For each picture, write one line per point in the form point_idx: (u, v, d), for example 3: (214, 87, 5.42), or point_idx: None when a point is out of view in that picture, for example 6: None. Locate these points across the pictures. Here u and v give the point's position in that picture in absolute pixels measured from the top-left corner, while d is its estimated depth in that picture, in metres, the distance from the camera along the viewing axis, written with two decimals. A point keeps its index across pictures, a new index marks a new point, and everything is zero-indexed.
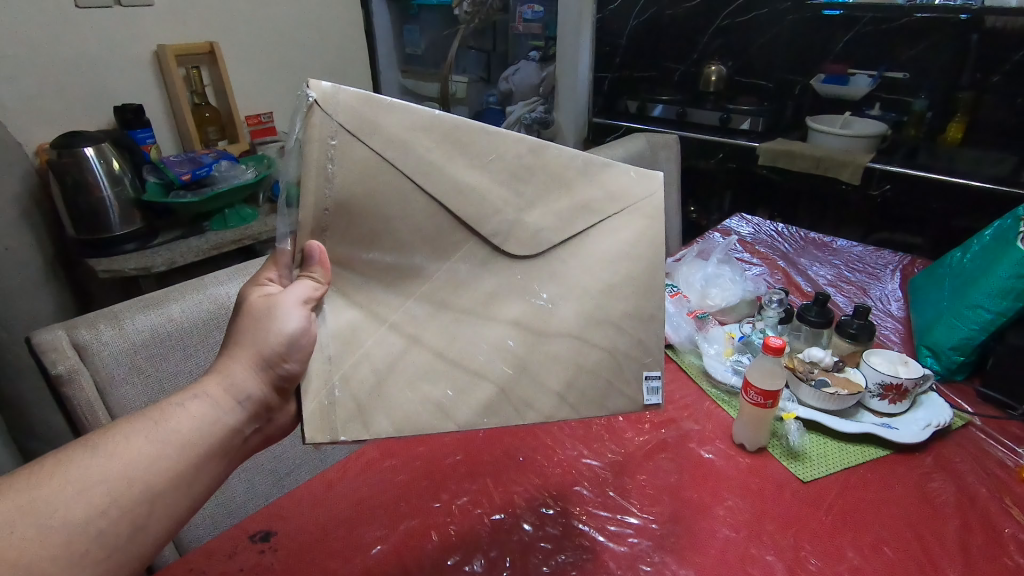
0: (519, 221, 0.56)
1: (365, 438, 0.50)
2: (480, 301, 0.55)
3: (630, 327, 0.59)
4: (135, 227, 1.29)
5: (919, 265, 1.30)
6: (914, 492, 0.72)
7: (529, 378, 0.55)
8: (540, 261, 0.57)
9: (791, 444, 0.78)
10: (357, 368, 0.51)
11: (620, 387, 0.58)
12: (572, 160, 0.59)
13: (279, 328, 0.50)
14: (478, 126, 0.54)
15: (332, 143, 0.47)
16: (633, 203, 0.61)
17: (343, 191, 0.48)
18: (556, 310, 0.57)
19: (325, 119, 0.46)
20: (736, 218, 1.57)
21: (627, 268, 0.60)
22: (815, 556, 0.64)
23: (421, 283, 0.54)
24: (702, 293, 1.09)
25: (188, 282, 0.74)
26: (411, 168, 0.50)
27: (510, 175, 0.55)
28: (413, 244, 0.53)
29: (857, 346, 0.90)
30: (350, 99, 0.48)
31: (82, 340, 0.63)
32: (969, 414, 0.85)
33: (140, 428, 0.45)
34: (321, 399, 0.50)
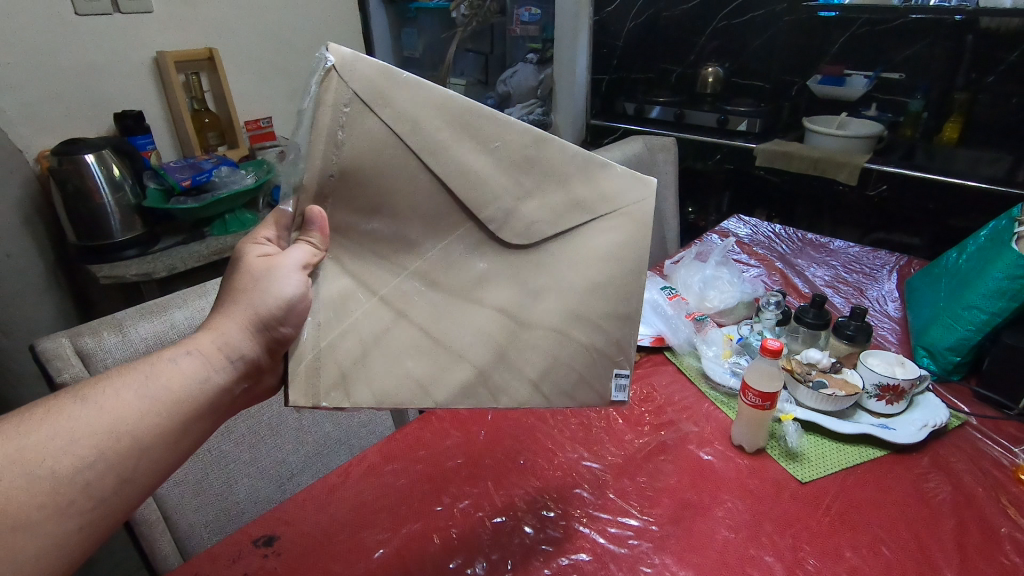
0: (515, 211, 0.57)
1: (344, 406, 0.51)
2: (469, 282, 0.57)
3: (610, 326, 0.60)
4: (135, 233, 1.29)
5: (915, 265, 1.31)
6: (913, 493, 0.72)
7: (507, 365, 0.57)
8: (530, 253, 0.58)
9: (789, 446, 0.79)
10: (343, 338, 0.52)
11: (591, 384, 0.60)
12: (573, 157, 0.59)
13: (276, 291, 0.50)
14: (489, 113, 0.55)
15: (345, 110, 0.49)
16: (633, 206, 0.61)
17: (350, 160, 0.50)
18: (538, 302, 0.58)
19: (341, 84, 0.49)
20: (733, 218, 1.58)
21: (615, 268, 0.60)
22: (813, 556, 0.64)
23: (415, 258, 0.55)
24: (700, 295, 1.10)
25: (191, 287, 0.74)
26: (419, 147, 0.52)
27: (511, 163, 0.56)
28: (411, 220, 0.54)
29: (854, 347, 0.91)
30: (368, 68, 0.50)
31: (86, 347, 0.63)
32: (966, 414, 0.86)
33: (131, 382, 0.46)
34: (308, 360, 0.51)
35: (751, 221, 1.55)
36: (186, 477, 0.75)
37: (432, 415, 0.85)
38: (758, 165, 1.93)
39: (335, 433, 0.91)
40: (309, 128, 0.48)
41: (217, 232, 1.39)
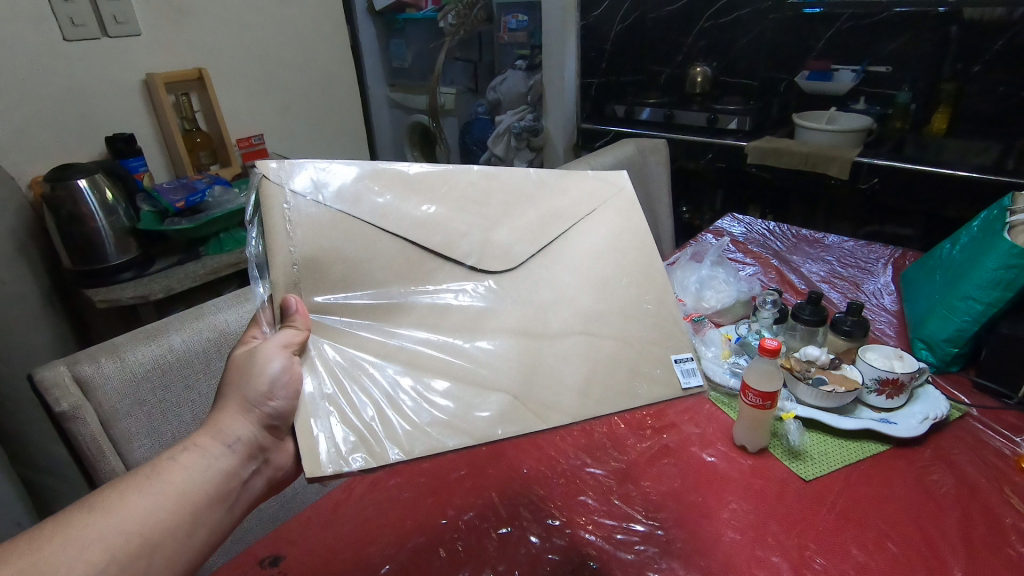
0: (488, 240, 0.61)
1: (371, 466, 0.48)
2: (471, 318, 0.58)
3: (641, 313, 0.64)
4: (130, 256, 1.29)
5: (910, 257, 1.31)
6: (916, 486, 0.73)
7: (544, 384, 0.56)
8: (519, 273, 0.61)
9: (791, 443, 0.79)
10: (354, 400, 0.51)
11: (653, 377, 0.60)
12: (524, 178, 0.67)
13: (260, 372, 0.51)
14: (426, 171, 0.62)
15: (286, 207, 0.53)
16: (598, 203, 0.70)
17: (307, 245, 0.53)
18: (550, 317, 0.60)
19: (276, 187, 0.54)
20: (727, 217, 1.58)
21: (610, 260, 0.66)
22: (820, 554, 0.64)
23: (406, 314, 0.56)
24: (697, 296, 1.10)
25: (188, 310, 0.74)
26: (368, 214, 0.57)
27: (469, 200, 0.62)
28: (388, 279, 0.56)
29: (852, 342, 0.92)
30: (295, 168, 0.55)
31: (85, 374, 0.62)
32: (967, 405, 0.86)
33: (134, 483, 0.46)
34: (316, 435, 0.49)
35: (745, 219, 1.56)
36: None
37: None
38: (749, 163, 1.93)
39: None
40: (261, 231, 0.52)
41: (212, 251, 1.39)
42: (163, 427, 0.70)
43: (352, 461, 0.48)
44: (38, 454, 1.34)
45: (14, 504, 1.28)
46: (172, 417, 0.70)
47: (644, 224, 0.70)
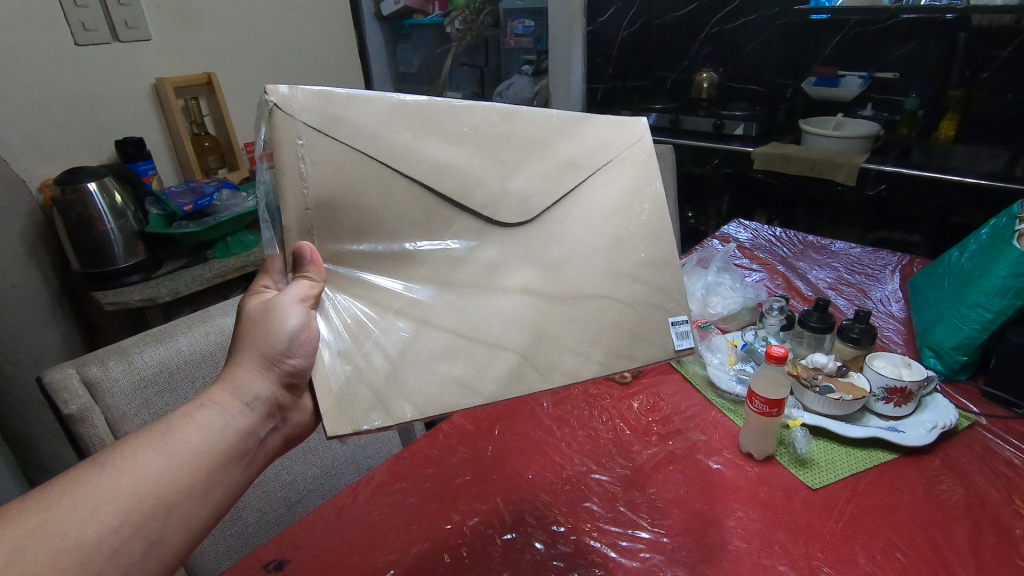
0: (506, 190, 0.61)
1: (388, 424, 0.50)
2: (482, 274, 0.58)
3: (646, 274, 0.66)
4: (138, 259, 1.27)
5: (918, 264, 1.30)
6: (924, 496, 0.72)
7: (550, 345, 0.58)
8: (531, 227, 0.62)
9: (798, 452, 0.79)
10: (370, 358, 0.52)
11: (652, 341, 0.64)
12: (546, 120, 0.65)
13: (278, 328, 0.51)
14: (445, 107, 0.59)
15: (299, 142, 0.51)
16: (617, 152, 0.69)
17: (322, 188, 0.51)
18: (562, 276, 0.61)
19: (289, 119, 0.50)
20: (733, 223, 1.58)
21: (622, 217, 0.67)
22: (827, 564, 0.64)
23: (419, 267, 0.56)
24: (703, 302, 1.09)
25: (195, 313, 0.73)
26: (385, 155, 0.54)
27: (487, 143, 0.61)
28: (403, 229, 0.55)
29: (860, 350, 0.89)
30: (308, 97, 0.52)
31: (93, 377, 0.62)
32: (976, 414, 0.85)
33: (149, 441, 0.46)
34: (335, 393, 0.50)
35: (752, 225, 1.55)
36: None
37: (440, 432, 0.85)
38: (755, 169, 1.93)
39: (343, 455, 0.88)
40: (273, 168, 0.50)
41: (218, 254, 1.37)
42: None
43: (371, 420, 0.50)
44: (46, 456, 1.35)
45: None
46: None
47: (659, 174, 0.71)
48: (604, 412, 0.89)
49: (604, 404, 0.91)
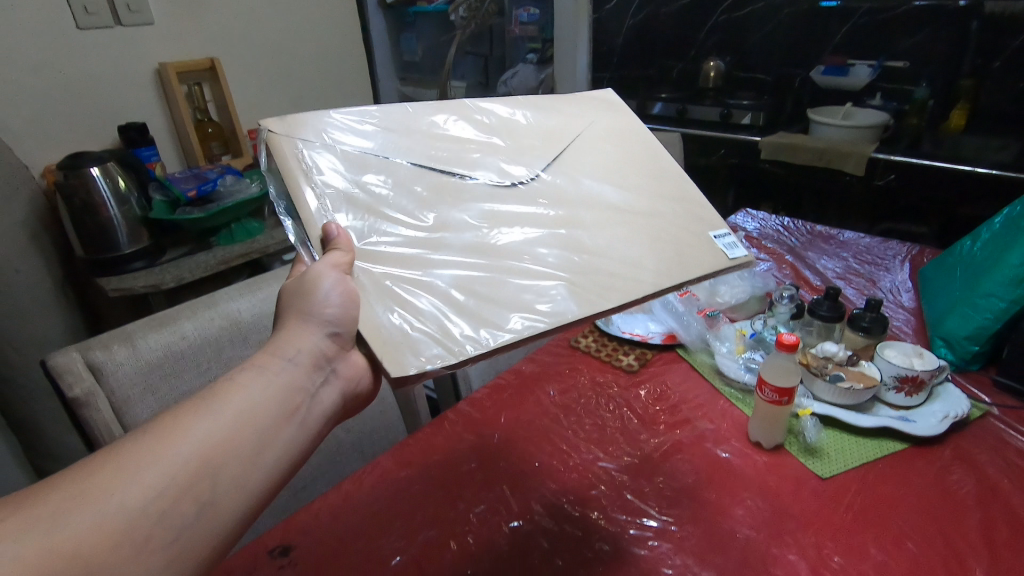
0: (502, 162, 0.67)
1: (451, 360, 0.50)
2: (505, 229, 0.61)
3: (666, 204, 0.70)
4: (142, 245, 1.22)
5: (928, 254, 1.29)
6: (935, 486, 0.71)
7: (599, 271, 0.60)
8: (539, 185, 0.66)
9: (808, 441, 0.78)
10: (420, 305, 0.53)
11: (698, 253, 0.66)
12: (519, 107, 0.73)
13: (314, 289, 0.51)
14: (426, 109, 0.67)
15: (300, 148, 0.57)
16: (591, 122, 0.76)
17: (332, 180, 0.57)
18: (583, 220, 0.65)
19: (285, 134, 0.57)
20: (740, 212, 1.56)
21: (621, 165, 0.72)
22: (837, 553, 0.63)
23: (445, 227, 0.60)
24: (711, 291, 1.08)
25: (199, 298, 0.72)
26: (383, 149, 0.61)
27: (474, 130, 0.68)
28: (421, 199, 0.60)
29: (870, 340, 0.88)
30: (299, 116, 0.60)
31: (97, 361, 0.61)
32: (987, 404, 0.84)
33: (194, 405, 0.45)
34: (390, 335, 0.50)
35: (759, 215, 1.54)
36: None
37: (446, 420, 0.84)
38: (762, 158, 1.93)
39: (348, 442, 0.87)
40: (283, 176, 0.56)
41: (222, 242, 1.31)
42: None
43: (434, 359, 0.50)
44: (50, 442, 1.35)
45: None
46: None
47: (638, 134, 0.77)
48: (611, 400, 0.88)
49: (611, 393, 0.90)
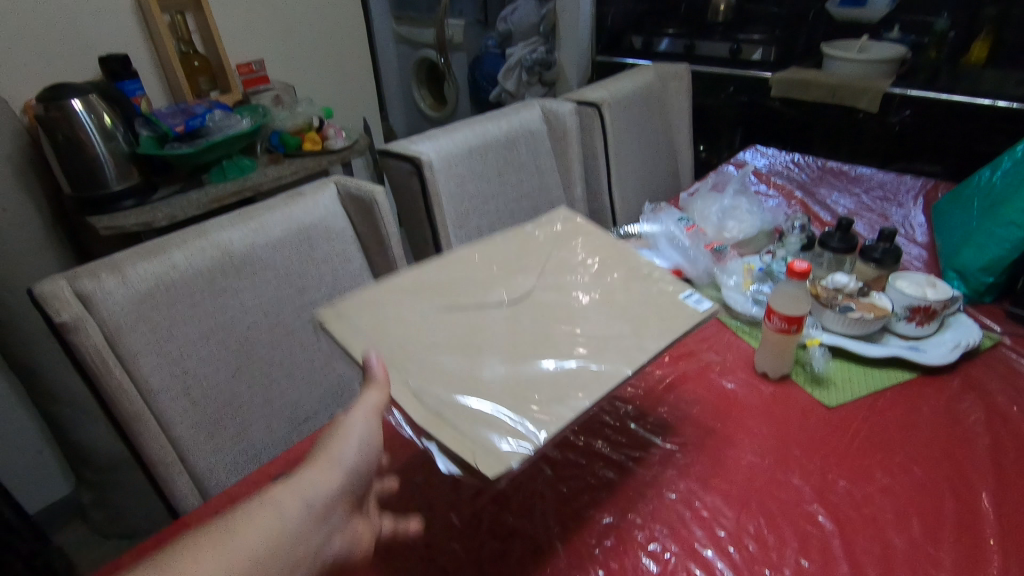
0: (516, 294, 0.63)
1: (532, 447, 0.46)
2: (542, 342, 0.58)
3: (646, 279, 0.66)
4: (133, 182, 1.14)
5: (943, 189, 1.25)
6: (943, 413, 0.70)
7: (620, 351, 0.57)
8: (551, 302, 0.63)
9: (815, 371, 0.77)
10: (491, 416, 0.49)
11: (673, 315, 0.61)
12: (500, 240, 0.71)
13: (351, 434, 0.46)
14: (432, 269, 0.65)
15: (338, 327, 0.54)
16: (556, 233, 0.73)
17: (378, 345, 0.54)
18: (598, 315, 0.61)
19: (332, 320, 0.55)
20: (749, 150, 1.51)
21: (597, 258, 0.69)
22: (842, 478, 0.63)
23: (490, 355, 0.56)
24: (719, 226, 1.05)
25: (189, 228, 0.70)
26: (412, 313, 0.58)
27: (478, 274, 0.65)
28: (460, 339, 0.57)
29: (882, 271, 0.85)
30: (330, 303, 0.57)
31: (85, 289, 0.59)
32: (999, 334, 0.82)
33: (232, 525, 0.38)
34: (468, 441, 0.46)
35: (769, 152, 1.49)
36: (200, 418, 0.68)
37: None
38: (772, 96, 1.86)
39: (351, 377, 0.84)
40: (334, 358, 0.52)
41: (215, 179, 1.25)
42: (170, 345, 0.65)
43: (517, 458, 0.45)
44: None
45: (35, 433, 1.30)
46: (180, 337, 0.66)
47: (596, 228, 0.74)
48: None
49: None
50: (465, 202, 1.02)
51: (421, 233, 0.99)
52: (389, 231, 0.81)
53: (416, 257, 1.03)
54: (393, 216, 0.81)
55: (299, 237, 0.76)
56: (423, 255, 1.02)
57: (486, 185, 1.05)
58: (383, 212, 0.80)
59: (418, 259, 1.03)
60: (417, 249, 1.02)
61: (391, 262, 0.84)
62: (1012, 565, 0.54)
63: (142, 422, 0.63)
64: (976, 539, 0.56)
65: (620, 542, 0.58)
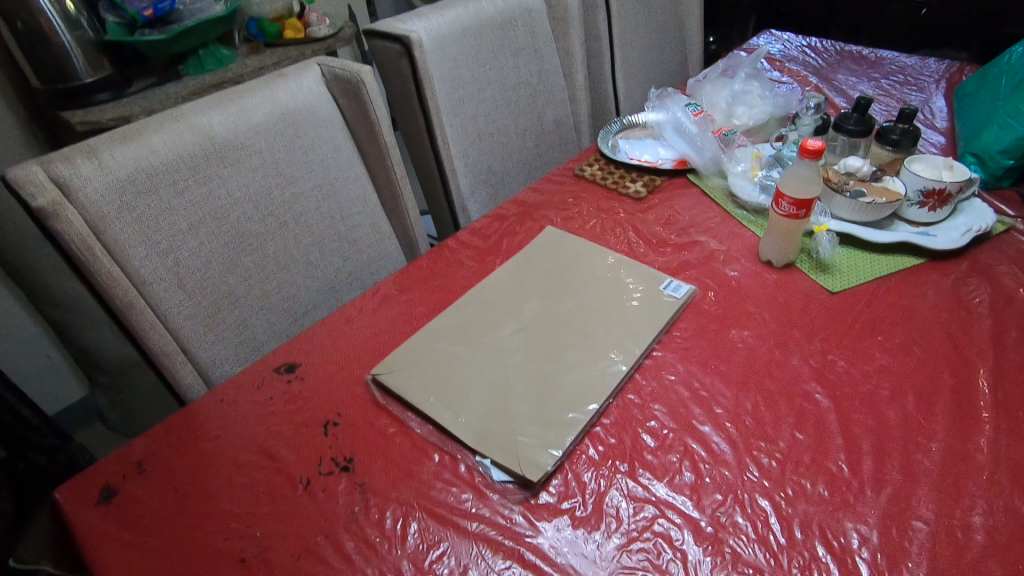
0: (523, 309, 0.69)
1: (562, 455, 0.54)
2: (553, 349, 0.64)
3: (635, 277, 0.73)
4: (105, 74, 1.05)
5: (968, 72, 1.17)
6: (948, 297, 0.69)
7: (620, 347, 0.64)
8: (555, 309, 0.69)
9: (821, 257, 0.75)
10: (521, 422, 0.57)
11: (659, 303, 0.69)
12: (506, 267, 0.76)
13: None
14: (456, 306, 0.71)
15: (390, 383, 0.62)
16: (549, 251, 0.78)
17: (423, 384, 0.62)
18: (598, 314, 0.68)
19: (386, 376, 0.63)
20: (764, 34, 1.41)
21: (592, 265, 0.75)
22: (842, 358, 0.63)
23: (512, 363, 0.63)
24: (728, 112, 1.00)
25: (165, 113, 0.66)
26: (442, 351, 0.65)
27: (491, 298, 0.72)
28: (486, 358, 0.64)
29: (897, 154, 0.81)
30: (378, 365, 0.65)
31: (62, 175, 0.57)
32: (1012, 219, 0.80)
33: None
34: (511, 456, 0.54)
35: (785, 36, 1.39)
36: (197, 310, 0.69)
37: (446, 249, 0.82)
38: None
39: (347, 270, 0.84)
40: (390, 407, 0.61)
41: (191, 71, 1.19)
42: (158, 235, 0.64)
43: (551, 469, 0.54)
44: None
45: (40, 339, 1.32)
46: (168, 227, 0.65)
47: (583, 241, 0.80)
48: (617, 226, 0.84)
49: (618, 218, 0.86)
50: (460, 89, 0.96)
51: (413, 123, 0.94)
52: (378, 116, 0.79)
53: (410, 152, 0.99)
54: (381, 99, 0.78)
55: (283, 122, 0.73)
56: (417, 149, 0.97)
57: (481, 72, 0.99)
58: (370, 94, 0.77)
59: (412, 153, 0.99)
60: (410, 142, 0.98)
61: (383, 151, 0.83)
62: (1003, 436, 0.54)
63: (137, 311, 0.63)
64: (970, 412, 0.57)
65: (619, 419, 0.59)
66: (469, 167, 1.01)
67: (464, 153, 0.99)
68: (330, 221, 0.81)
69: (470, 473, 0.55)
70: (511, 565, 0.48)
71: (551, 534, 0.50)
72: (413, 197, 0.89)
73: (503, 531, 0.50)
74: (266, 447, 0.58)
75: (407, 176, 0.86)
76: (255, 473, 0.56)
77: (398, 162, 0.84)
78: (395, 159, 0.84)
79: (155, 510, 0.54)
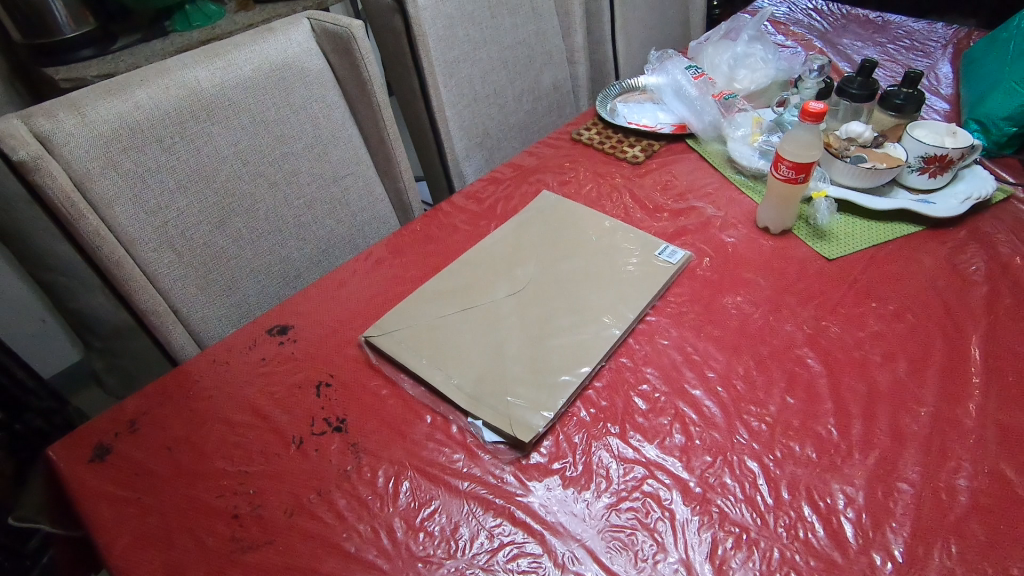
0: (517, 273, 0.69)
1: (553, 417, 0.55)
2: (547, 314, 0.64)
3: (631, 242, 0.72)
4: (89, 28, 1.02)
5: (977, 37, 1.15)
6: (944, 265, 0.69)
7: (613, 312, 0.64)
8: (549, 274, 0.68)
9: (818, 224, 0.75)
10: (513, 384, 0.57)
11: (654, 269, 0.69)
12: (502, 231, 0.75)
13: None
14: (450, 270, 0.71)
15: (384, 345, 0.62)
16: (544, 216, 0.77)
17: (417, 347, 0.61)
18: (592, 278, 0.67)
19: (380, 337, 0.62)
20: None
21: (588, 230, 0.74)
22: (836, 324, 0.63)
23: (505, 326, 0.63)
24: (729, 76, 0.98)
25: (150, 67, 0.64)
26: (436, 314, 0.65)
27: (486, 262, 0.71)
28: (479, 321, 0.64)
29: (900, 120, 0.79)
30: (372, 327, 0.64)
31: (44, 129, 0.56)
32: (1013, 187, 0.79)
33: None
34: (503, 417, 0.54)
35: None
36: (187, 270, 0.69)
37: (440, 212, 0.81)
38: None
39: (339, 233, 0.84)
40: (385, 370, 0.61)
41: (178, 28, 1.15)
42: (145, 193, 0.63)
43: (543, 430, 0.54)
44: None
45: (32, 301, 1.30)
46: (155, 185, 0.64)
47: (579, 206, 0.78)
48: (614, 191, 0.83)
49: (614, 183, 0.85)
50: (456, 50, 0.93)
51: (407, 83, 0.91)
52: (371, 75, 0.77)
53: (404, 113, 0.97)
54: (374, 57, 0.76)
55: (273, 78, 0.71)
56: (411, 110, 0.95)
57: (477, 30, 0.96)
58: (363, 51, 0.75)
59: (406, 115, 0.97)
60: (405, 103, 0.95)
61: (375, 111, 0.81)
62: (992, 401, 0.55)
63: (125, 269, 0.62)
64: (961, 379, 0.57)
65: (611, 382, 0.59)
66: (464, 129, 0.99)
67: (459, 115, 0.97)
68: (322, 182, 0.79)
69: (462, 434, 0.55)
70: (501, 522, 0.49)
71: (541, 493, 0.50)
72: (407, 161, 0.87)
73: (494, 490, 0.51)
74: (259, 408, 0.58)
75: (401, 139, 0.85)
76: (248, 433, 0.56)
77: (392, 123, 0.83)
78: (388, 119, 0.82)
79: (149, 468, 0.54)
